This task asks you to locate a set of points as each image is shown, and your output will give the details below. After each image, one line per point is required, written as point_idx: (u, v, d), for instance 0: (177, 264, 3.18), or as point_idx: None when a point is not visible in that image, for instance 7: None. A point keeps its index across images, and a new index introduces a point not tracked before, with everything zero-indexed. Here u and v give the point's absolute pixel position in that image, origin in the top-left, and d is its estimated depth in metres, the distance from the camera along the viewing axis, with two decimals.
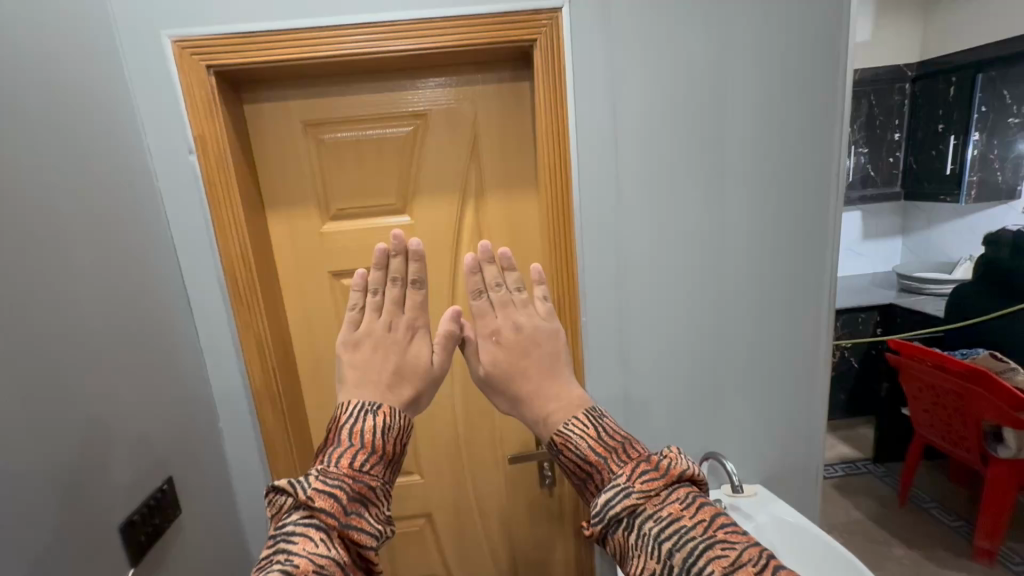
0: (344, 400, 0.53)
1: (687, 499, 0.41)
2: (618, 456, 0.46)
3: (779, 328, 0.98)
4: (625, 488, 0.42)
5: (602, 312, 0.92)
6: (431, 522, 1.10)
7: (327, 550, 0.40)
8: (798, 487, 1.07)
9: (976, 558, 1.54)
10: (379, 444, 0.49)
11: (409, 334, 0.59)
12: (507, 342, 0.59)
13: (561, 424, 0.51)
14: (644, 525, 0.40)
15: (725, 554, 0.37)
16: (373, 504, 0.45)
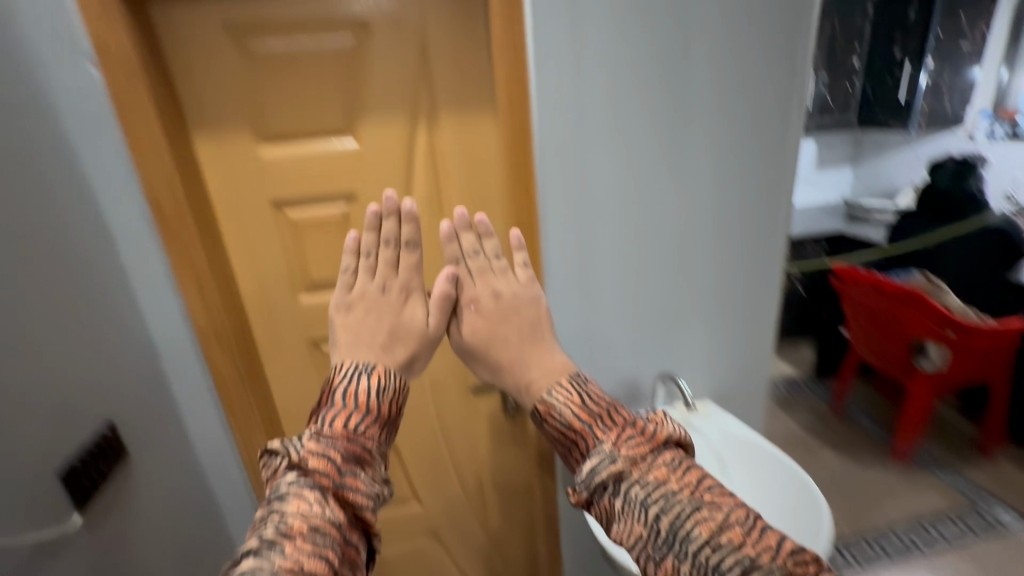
0: (339, 361, 0.56)
1: (672, 463, 0.48)
2: (602, 423, 0.52)
3: (735, 254, 0.99)
4: (612, 454, 0.49)
5: (563, 244, 0.91)
6: (398, 452, 1.13)
7: (323, 507, 0.45)
8: (744, 403, 1.14)
9: (895, 459, 1.74)
10: (374, 406, 0.52)
11: (402, 296, 0.61)
12: (487, 309, 0.63)
13: (544, 391, 0.56)
14: (633, 489, 0.46)
15: (710, 516, 0.43)
16: (367, 465, 0.49)
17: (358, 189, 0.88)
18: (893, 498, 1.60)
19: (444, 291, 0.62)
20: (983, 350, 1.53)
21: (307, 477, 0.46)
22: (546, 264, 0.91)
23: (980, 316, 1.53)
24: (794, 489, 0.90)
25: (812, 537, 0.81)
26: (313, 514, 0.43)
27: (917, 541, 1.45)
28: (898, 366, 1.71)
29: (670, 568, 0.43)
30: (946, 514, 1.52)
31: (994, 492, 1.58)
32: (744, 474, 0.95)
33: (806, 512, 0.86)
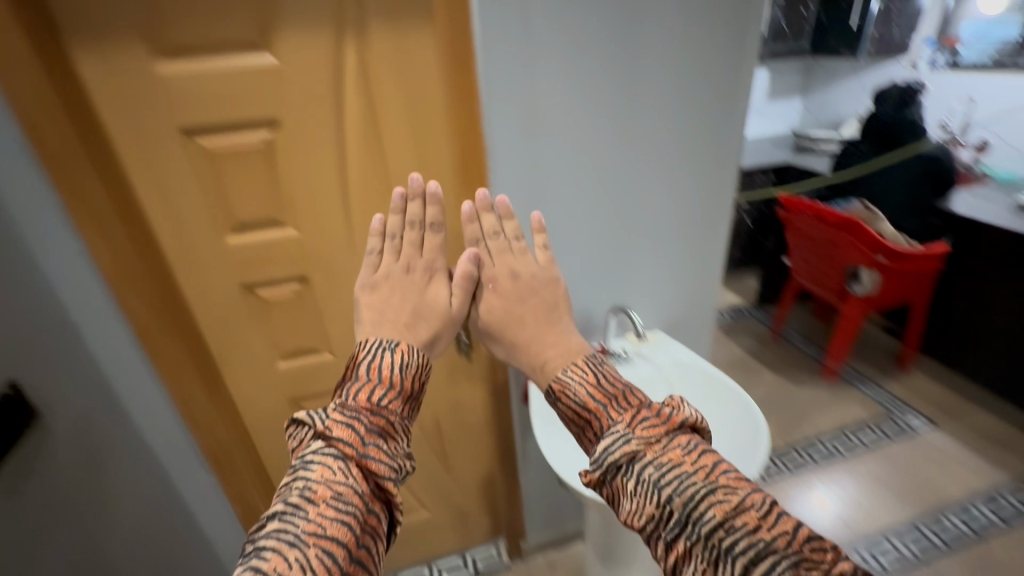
0: (363, 338, 0.58)
1: (688, 445, 0.46)
2: (617, 404, 0.50)
3: (687, 183, 0.97)
4: (625, 434, 0.47)
5: (514, 176, 0.86)
6: None
7: (346, 476, 0.45)
8: (694, 331, 1.17)
9: (824, 375, 1.89)
10: (395, 380, 0.53)
11: (427, 276, 0.65)
12: (504, 289, 0.66)
13: (559, 371, 0.56)
14: (644, 469, 0.44)
15: (726, 499, 0.41)
16: (389, 436, 0.50)
17: (281, 115, 0.78)
18: (821, 411, 1.75)
19: (466, 270, 0.65)
20: (909, 273, 1.64)
21: (330, 446, 0.46)
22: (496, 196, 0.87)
23: (910, 242, 1.63)
24: (736, 408, 0.95)
25: (748, 452, 0.87)
26: (337, 482, 0.44)
27: (839, 447, 1.61)
28: (833, 292, 1.81)
29: (682, 550, 0.41)
30: (866, 422, 1.68)
31: (909, 401, 1.75)
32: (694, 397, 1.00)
33: (746, 429, 0.91)
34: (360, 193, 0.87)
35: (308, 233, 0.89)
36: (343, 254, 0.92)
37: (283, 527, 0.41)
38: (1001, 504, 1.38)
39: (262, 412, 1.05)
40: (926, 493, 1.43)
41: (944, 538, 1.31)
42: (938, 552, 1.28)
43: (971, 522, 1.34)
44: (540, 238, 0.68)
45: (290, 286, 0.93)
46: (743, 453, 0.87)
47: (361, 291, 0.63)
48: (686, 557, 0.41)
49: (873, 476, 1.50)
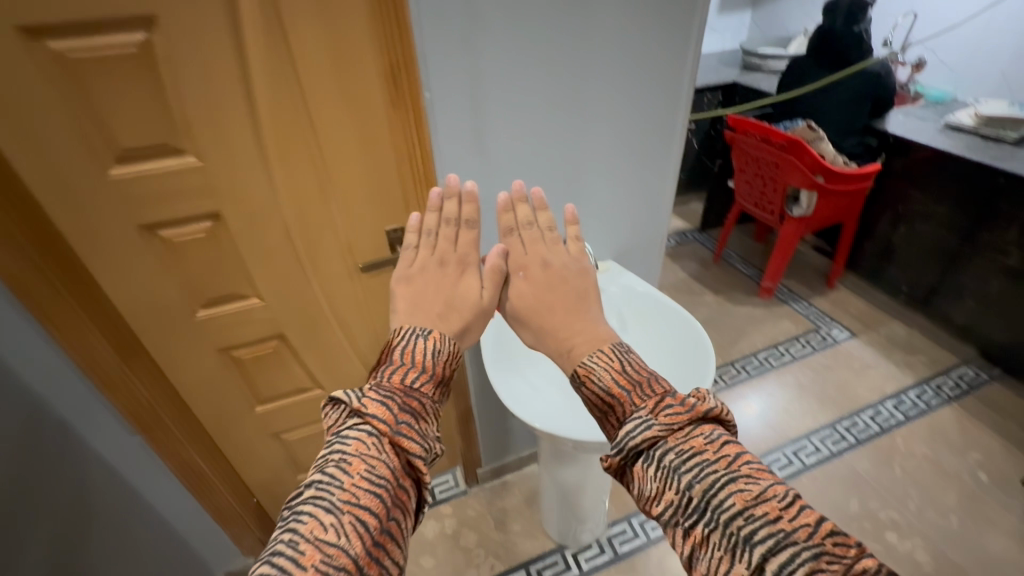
0: (400, 326, 0.68)
1: (711, 435, 0.52)
2: (640, 391, 0.58)
3: (639, 99, 0.91)
4: (648, 421, 0.54)
5: (452, 94, 0.79)
6: (286, 343, 1.01)
7: (380, 450, 0.53)
8: (644, 261, 1.16)
9: (760, 294, 1.98)
10: (427, 365, 0.62)
11: (460, 269, 0.76)
12: (535, 277, 0.78)
13: (586, 358, 0.65)
14: (667, 456, 0.51)
15: (748, 491, 0.47)
16: (418, 417, 0.58)
17: (158, 11, 0.62)
18: (755, 329, 1.85)
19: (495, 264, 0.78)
20: (843, 193, 1.69)
21: (365, 423, 0.54)
22: (432, 117, 0.80)
23: (844, 161, 1.67)
24: (685, 334, 0.96)
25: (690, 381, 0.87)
26: (371, 455, 0.52)
27: (770, 360, 1.73)
28: (773, 214, 1.85)
29: (700, 534, 0.47)
30: (795, 336, 1.80)
31: (833, 315, 1.88)
32: (643, 330, 1.00)
33: (692, 358, 0.91)
34: (271, 115, 0.74)
35: (214, 165, 0.76)
36: (259, 188, 0.80)
37: (321, 494, 0.48)
38: (904, 401, 1.54)
39: (185, 366, 0.95)
40: (842, 397, 1.57)
41: (856, 434, 1.46)
42: (850, 446, 1.44)
43: (878, 418, 1.50)
44: (571, 231, 0.81)
45: (201, 225, 0.81)
46: (688, 379, 0.88)
47: (398, 282, 0.75)
48: (703, 541, 0.47)
49: (798, 384, 1.63)
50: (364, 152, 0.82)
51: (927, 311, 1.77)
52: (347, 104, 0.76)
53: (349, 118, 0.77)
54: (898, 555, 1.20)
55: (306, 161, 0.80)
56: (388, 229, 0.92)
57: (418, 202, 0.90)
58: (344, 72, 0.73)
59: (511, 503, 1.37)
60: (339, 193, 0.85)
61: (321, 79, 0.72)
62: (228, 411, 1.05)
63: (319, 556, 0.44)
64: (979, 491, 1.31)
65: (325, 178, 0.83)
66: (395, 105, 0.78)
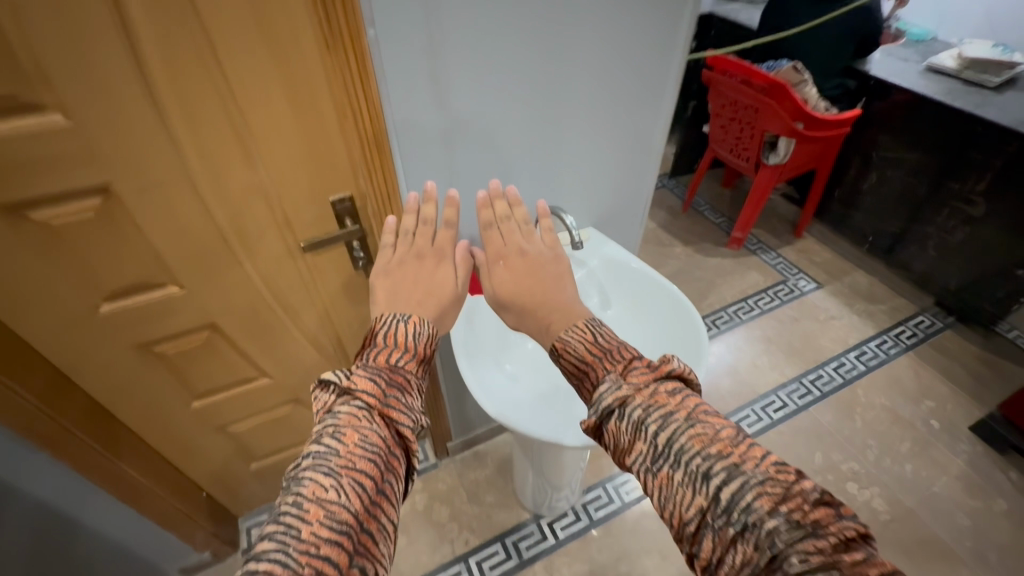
0: (379, 314, 0.68)
1: (673, 390, 0.54)
2: (610, 357, 0.60)
3: (630, 42, 0.77)
4: (618, 381, 0.55)
5: (407, 34, 0.63)
6: (220, 333, 0.86)
7: (371, 422, 0.54)
8: (625, 225, 1.06)
9: (729, 246, 1.94)
10: (411, 346, 0.64)
11: (436, 260, 0.76)
12: (514, 264, 0.78)
13: (562, 332, 0.66)
14: (634, 412, 0.52)
15: (704, 432, 0.49)
16: (405, 390, 0.59)
17: None
18: (725, 282, 1.82)
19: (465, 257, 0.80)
20: (821, 140, 1.63)
21: (355, 398, 0.55)
22: (379, 63, 0.64)
23: (826, 106, 1.58)
24: (674, 315, 0.86)
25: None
26: (364, 425, 0.53)
27: (740, 314, 1.71)
28: (748, 162, 1.77)
29: (665, 477, 0.48)
30: (763, 289, 1.79)
31: (800, 266, 1.87)
32: (628, 307, 0.92)
33: (681, 347, 0.82)
34: (159, 60, 0.55)
35: (93, 127, 0.58)
36: (160, 156, 0.63)
37: (319, 459, 0.49)
38: (865, 351, 1.58)
39: (99, 368, 0.80)
40: (807, 349, 1.59)
41: (820, 387, 1.49)
42: (815, 399, 1.46)
43: (841, 369, 1.53)
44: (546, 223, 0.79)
45: (87, 203, 0.64)
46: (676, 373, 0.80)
47: (376, 275, 0.74)
48: (669, 482, 0.48)
49: (766, 338, 1.63)
50: (293, 107, 0.65)
51: (888, 262, 1.78)
52: (264, 44, 0.58)
53: (269, 63, 0.60)
54: (858, 505, 1.24)
55: (218, 122, 0.62)
56: (331, 199, 0.77)
57: (368, 167, 0.74)
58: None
59: (483, 475, 1.33)
60: (268, 159, 0.69)
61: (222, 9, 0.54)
62: (159, 411, 0.92)
63: (323, 513, 0.45)
64: (931, 438, 1.37)
65: (247, 142, 0.66)
66: (330, 45, 0.60)
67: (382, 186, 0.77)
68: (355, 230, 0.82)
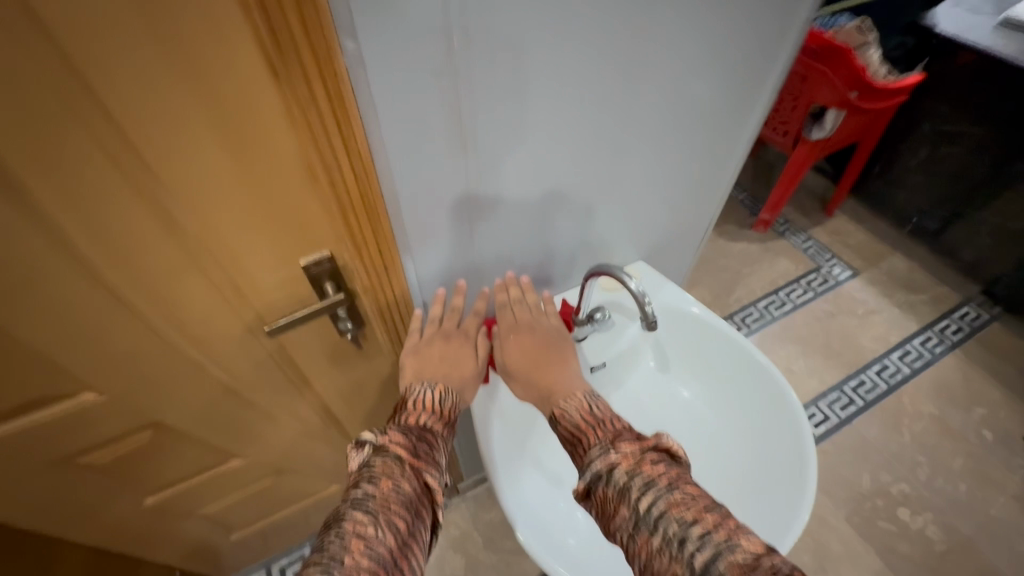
0: (406, 386, 0.59)
1: (658, 459, 0.46)
2: (604, 426, 0.52)
3: (721, 38, 0.55)
4: (607, 447, 0.49)
5: (416, 47, 0.39)
6: (167, 431, 0.66)
7: (404, 472, 0.47)
8: (679, 252, 0.86)
9: (755, 227, 1.75)
10: (440, 408, 0.56)
11: (462, 338, 0.65)
12: (528, 343, 0.64)
13: (559, 400, 0.57)
14: (618, 477, 0.46)
15: (682, 498, 0.43)
16: (434, 448, 0.52)
17: None
18: (753, 271, 1.64)
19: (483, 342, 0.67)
20: (871, 111, 1.39)
21: (387, 450, 0.48)
22: (366, 95, 0.40)
23: (886, 70, 1.33)
24: (763, 402, 0.67)
25: (771, 507, 0.60)
26: (398, 474, 0.46)
27: (771, 310, 1.55)
28: (787, 136, 1.54)
29: (645, 545, 0.42)
30: (794, 279, 1.62)
31: (833, 250, 1.69)
32: (708, 388, 0.73)
33: (776, 450, 0.64)
34: None
35: None
36: (33, 248, 0.41)
37: (355, 499, 0.43)
38: (909, 352, 1.44)
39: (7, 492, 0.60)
40: (847, 350, 1.44)
41: (863, 395, 1.35)
42: (858, 410, 1.33)
43: (884, 374, 1.40)
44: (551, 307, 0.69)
45: None
46: (771, 495, 0.61)
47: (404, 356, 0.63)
48: (646, 551, 0.42)
49: (801, 339, 1.47)
50: (234, 158, 0.41)
51: (931, 247, 1.61)
52: (167, 63, 0.34)
53: (182, 92, 0.36)
54: (911, 534, 1.14)
55: (112, 182, 0.39)
56: (304, 263, 0.54)
57: (355, 231, 0.51)
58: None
59: (499, 517, 1.19)
60: (207, 237, 0.46)
61: (83, 3, 0.30)
62: (101, 516, 0.72)
63: (363, 546, 0.40)
64: (984, 452, 1.26)
65: (166, 209, 0.43)
66: (280, 63, 0.36)
67: (376, 256, 0.55)
68: (340, 299, 0.58)
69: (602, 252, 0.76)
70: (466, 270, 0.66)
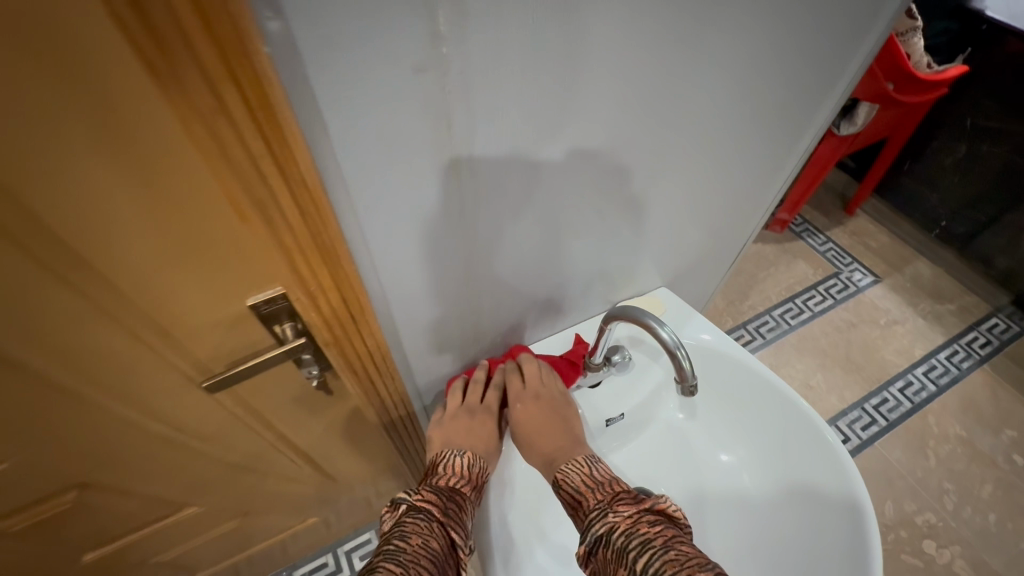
0: (437, 453, 0.56)
1: (654, 520, 0.44)
2: (603, 486, 0.50)
3: (784, 38, 0.44)
4: (604, 509, 0.46)
5: (391, 38, 0.28)
6: (97, 489, 0.55)
7: (434, 530, 0.45)
8: (700, 266, 0.76)
9: (770, 227, 1.62)
10: (469, 471, 0.54)
11: (484, 404, 0.61)
12: (534, 407, 0.59)
13: (560, 463, 0.54)
14: (616, 539, 0.43)
15: (678, 557, 0.40)
16: (464, 513, 0.50)
17: None
18: (769, 275, 1.53)
19: (491, 404, 0.62)
20: (907, 105, 1.27)
21: (419, 509, 0.46)
22: (316, 105, 0.29)
23: (927, 60, 1.21)
24: (803, 456, 0.62)
25: (833, 563, 0.55)
26: (428, 532, 0.44)
27: (787, 318, 1.44)
28: None
29: None
30: (813, 284, 1.51)
31: (853, 253, 1.58)
32: (742, 444, 0.68)
33: (824, 495, 0.59)
34: None
35: None
36: None
37: (385, 555, 0.41)
38: (935, 367, 1.34)
39: None
40: (869, 365, 1.34)
41: (886, 414, 1.26)
42: (881, 431, 1.24)
43: (909, 391, 1.30)
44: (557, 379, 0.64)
45: None
46: (823, 567, 0.56)
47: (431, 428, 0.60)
48: None
49: (820, 350, 1.37)
50: (130, 185, 0.29)
51: (960, 253, 1.51)
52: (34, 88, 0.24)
53: (37, 104, 0.24)
54: (938, 569, 1.06)
55: None
56: (252, 302, 0.41)
57: (309, 278, 0.39)
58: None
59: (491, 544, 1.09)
60: (127, 292, 0.36)
61: None
62: None
63: None
64: (1015, 479, 1.17)
65: (40, 254, 0.31)
66: (169, 65, 0.24)
67: (343, 308, 0.44)
68: (302, 343, 0.46)
69: (612, 271, 0.65)
70: (457, 305, 0.54)
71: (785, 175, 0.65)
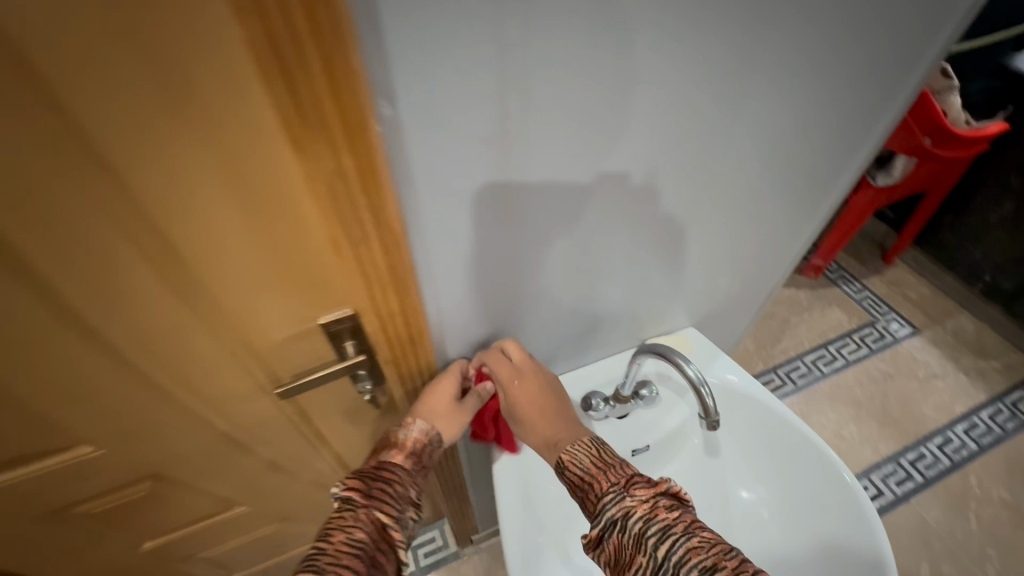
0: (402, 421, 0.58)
1: (673, 507, 0.47)
2: (615, 470, 0.51)
3: (806, 111, 0.50)
4: (621, 492, 0.48)
5: (470, 114, 0.35)
6: (168, 481, 0.61)
7: (356, 519, 0.46)
8: (728, 309, 0.79)
9: (804, 273, 1.62)
10: (404, 443, 0.56)
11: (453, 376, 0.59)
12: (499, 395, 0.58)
13: (567, 444, 0.56)
14: (635, 524, 0.45)
15: (701, 544, 0.43)
16: (394, 486, 0.52)
17: None
18: (802, 320, 1.52)
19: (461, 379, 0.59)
20: (947, 159, 1.28)
21: (343, 500, 0.48)
22: (405, 165, 0.36)
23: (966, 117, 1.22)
24: (824, 498, 0.64)
25: None
26: (347, 524, 0.46)
27: (820, 364, 1.43)
28: None
29: None
30: (847, 331, 1.49)
31: (890, 302, 1.57)
32: (761, 482, 0.70)
33: (846, 538, 0.61)
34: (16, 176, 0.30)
35: None
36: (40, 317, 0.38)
37: (308, 558, 0.43)
38: (976, 425, 1.30)
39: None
40: (905, 419, 1.31)
41: (923, 470, 1.22)
42: (917, 487, 1.20)
43: (947, 448, 1.26)
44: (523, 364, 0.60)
45: None
46: None
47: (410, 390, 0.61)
48: None
49: (854, 400, 1.35)
50: (245, 221, 0.36)
51: (1005, 309, 1.47)
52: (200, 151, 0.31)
53: (200, 164, 0.32)
54: None
55: (128, 258, 0.36)
56: (324, 321, 0.47)
57: (378, 302, 0.45)
58: (128, 12, 0.25)
59: None
60: (229, 309, 0.43)
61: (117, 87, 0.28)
62: (92, 560, 0.68)
63: None
64: None
65: (164, 271, 0.38)
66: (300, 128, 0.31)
67: (402, 330, 0.50)
68: (361, 359, 0.52)
69: (643, 310, 0.69)
70: (496, 331, 0.59)
71: (814, 227, 0.69)
